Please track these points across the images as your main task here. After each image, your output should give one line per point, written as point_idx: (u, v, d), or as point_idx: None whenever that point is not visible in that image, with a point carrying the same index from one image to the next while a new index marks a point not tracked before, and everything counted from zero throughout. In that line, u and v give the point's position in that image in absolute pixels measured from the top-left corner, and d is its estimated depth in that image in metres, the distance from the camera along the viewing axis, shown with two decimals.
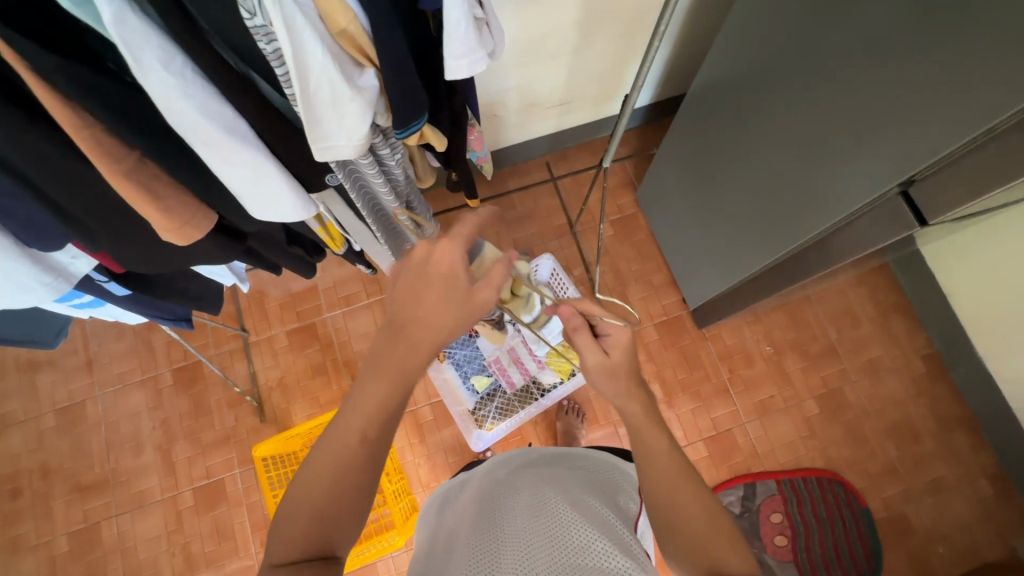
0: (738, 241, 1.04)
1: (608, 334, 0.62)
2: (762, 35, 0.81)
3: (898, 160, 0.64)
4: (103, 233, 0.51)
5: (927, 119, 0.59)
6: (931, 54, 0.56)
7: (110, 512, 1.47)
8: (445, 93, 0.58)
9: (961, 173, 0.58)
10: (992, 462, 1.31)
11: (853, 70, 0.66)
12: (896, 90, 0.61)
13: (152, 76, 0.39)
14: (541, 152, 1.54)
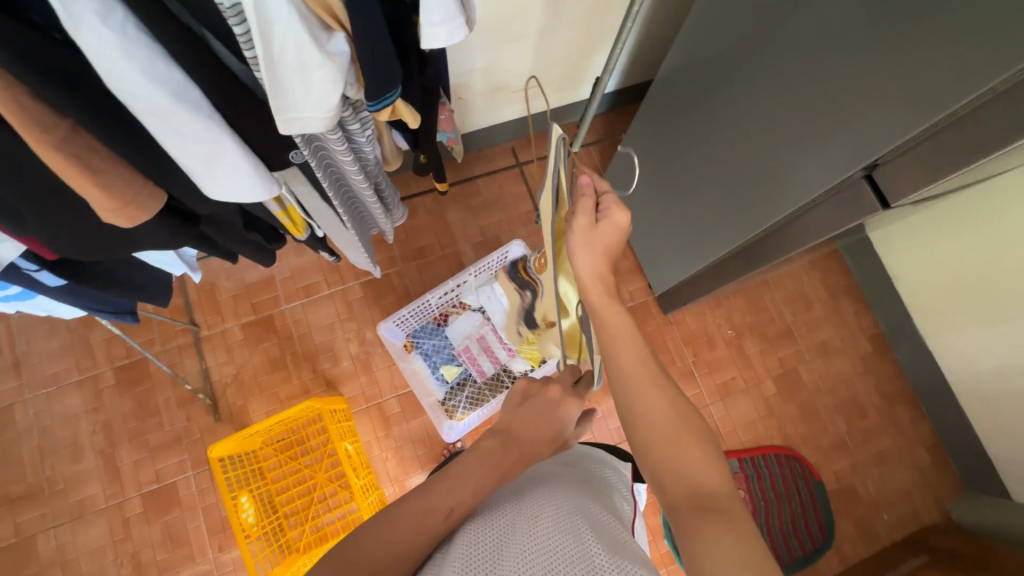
0: (703, 226, 1.06)
1: (607, 210, 0.59)
2: (728, 18, 0.81)
3: (860, 147, 0.64)
4: (32, 215, 0.45)
5: (884, 106, 0.59)
6: (888, 38, 0.57)
7: (46, 524, 1.36)
8: (418, 66, 0.55)
9: (921, 157, 0.59)
10: (930, 433, 1.40)
11: (816, 56, 0.66)
12: (854, 76, 0.62)
13: (86, 30, 0.34)
14: (506, 137, 1.51)
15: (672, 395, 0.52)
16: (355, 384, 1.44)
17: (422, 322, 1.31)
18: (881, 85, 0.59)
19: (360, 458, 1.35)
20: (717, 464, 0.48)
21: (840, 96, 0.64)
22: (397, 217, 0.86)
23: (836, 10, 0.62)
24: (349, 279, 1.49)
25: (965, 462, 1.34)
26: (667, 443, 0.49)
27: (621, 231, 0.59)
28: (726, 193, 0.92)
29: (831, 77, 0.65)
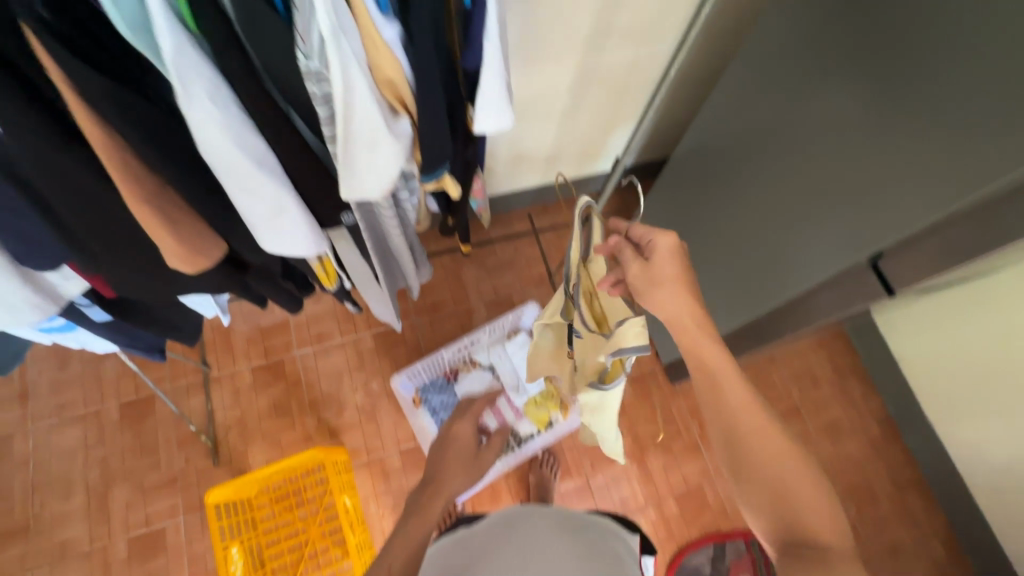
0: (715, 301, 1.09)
1: (649, 242, 0.64)
2: (741, 114, 0.89)
3: (866, 237, 0.68)
4: (104, 256, 0.49)
5: (886, 203, 0.64)
6: (888, 143, 0.63)
7: (26, 565, 1.31)
8: (464, 144, 0.60)
9: (926, 251, 0.63)
10: (942, 525, 1.36)
11: (822, 153, 0.73)
12: (859, 174, 0.67)
13: (197, 106, 0.39)
14: (524, 203, 1.59)
15: (787, 438, 0.56)
16: (358, 436, 1.43)
17: (432, 376, 1.32)
18: (883, 184, 0.64)
19: (357, 515, 1.32)
20: (827, 501, 0.53)
21: (847, 191, 0.69)
22: (423, 275, 0.90)
23: (842, 114, 0.69)
24: (362, 329, 1.52)
25: (981, 560, 1.29)
26: (772, 489, 0.54)
27: (672, 252, 0.63)
28: (735, 271, 0.97)
29: (836, 173, 0.71)
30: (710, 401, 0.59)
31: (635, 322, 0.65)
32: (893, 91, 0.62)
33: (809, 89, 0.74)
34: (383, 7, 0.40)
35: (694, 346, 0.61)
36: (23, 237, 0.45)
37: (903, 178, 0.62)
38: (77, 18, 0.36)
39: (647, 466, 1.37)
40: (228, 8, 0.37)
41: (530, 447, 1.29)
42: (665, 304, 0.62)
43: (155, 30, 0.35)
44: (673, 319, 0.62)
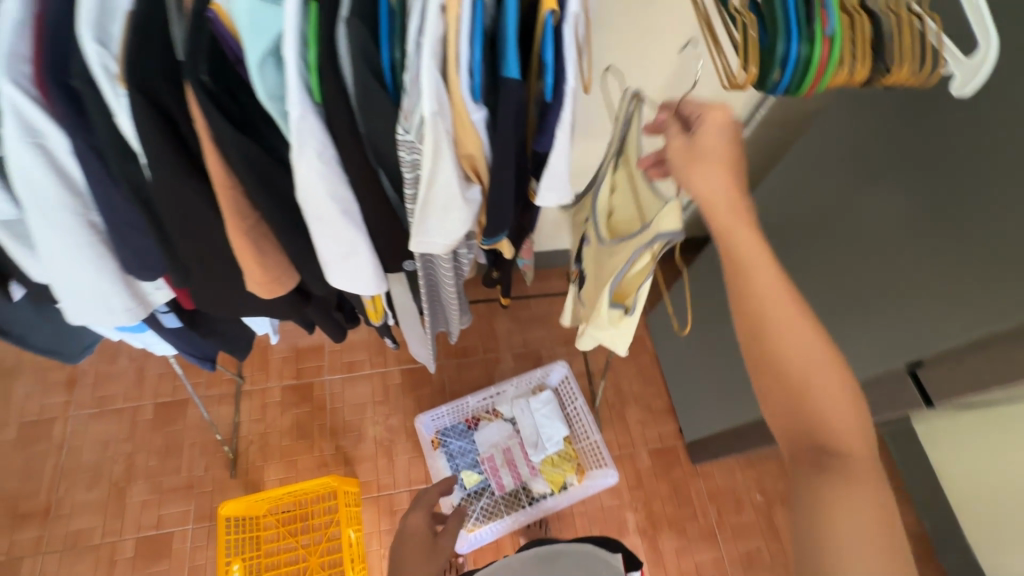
0: (746, 384, 1.10)
1: (696, 114, 0.56)
2: (785, 207, 0.92)
3: (900, 345, 0.68)
4: (196, 275, 0.55)
5: (926, 314, 0.65)
6: (931, 257, 0.64)
7: (38, 549, 1.35)
8: (522, 211, 0.64)
9: (965, 369, 0.61)
10: None
11: (862, 257, 0.74)
12: (899, 282, 0.68)
13: (306, 161, 0.45)
14: (564, 262, 1.64)
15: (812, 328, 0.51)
16: (372, 469, 1.45)
17: (455, 421, 1.33)
18: (923, 296, 0.65)
19: (359, 550, 1.32)
20: (853, 398, 0.50)
21: (886, 299, 0.70)
22: (463, 321, 0.94)
23: (886, 222, 0.70)
24: (392, 363, 1.56)
25: None
26: (795, 389, 0.50)
27: (721, 129, 0.54)
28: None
29: (876, 277, 0.72)
30: (735, 290, 0.53)
31: (671, 203, 0.61)
32: (939, 209, 0.64)
33: (854, 194, 0.76)
34: (476, 96, 0.45)
35: (729, 231, 0.53)
36: (136, 249, 0.52)
37: (945, 295, 0.62)
38: (228, 85, 0.44)
39: (658, 547, 1.34)
40: (347, 87, 0.44)
41: (545, 507, 1.25)
42: (703, 181, 0.54)
43: (287, 98, 0.42)
44: (707, 198, 0.54)
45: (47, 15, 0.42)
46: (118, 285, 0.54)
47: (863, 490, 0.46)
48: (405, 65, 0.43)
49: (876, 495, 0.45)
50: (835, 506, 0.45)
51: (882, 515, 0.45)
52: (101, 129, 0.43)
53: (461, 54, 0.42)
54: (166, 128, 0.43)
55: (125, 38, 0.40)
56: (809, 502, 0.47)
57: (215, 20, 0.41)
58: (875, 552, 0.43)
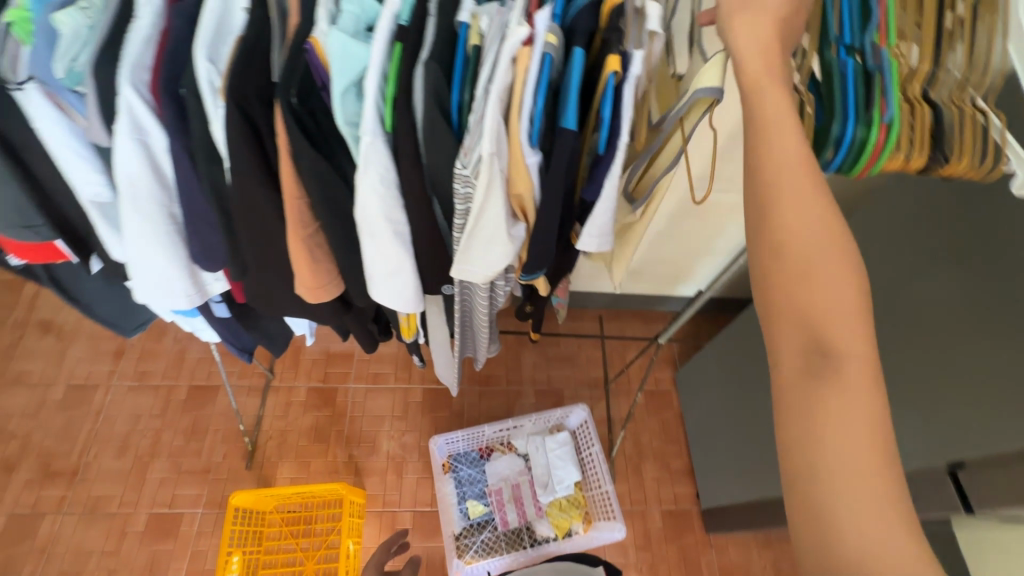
0: (771, 457, 1.06)
1: None
2: None
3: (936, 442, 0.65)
4: (252, 272, 0.59)
5: (969, 415, 0.61)
6: (980, 355, 0.61)
7: (59, 508, 1.41)
8: (563, 252, 0.66)
9: (1007, 473, 0.55)
10: None
11: (903, 343, 0.72)
12: (942, 376, 0.65)
13: (368, 183, 0.49)
14: (598, 305, 1.64)
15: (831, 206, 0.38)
16: (379, 483, 1.45)
17: (469, 448, 1.33)
18: (966, 394, 0.62)
19: (354, 563, 1.31)
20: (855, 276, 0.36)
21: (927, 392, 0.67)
22: (490, 351, 0.95)
23: (934, 311, 0.68)
24: (415, 381, 1.58)
25: None
26: (792, 268, 0.37)
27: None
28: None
29: (918, 368, 0.68)
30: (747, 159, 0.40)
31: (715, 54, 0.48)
32: (991, 306, 0.61)
33: (903, 279, 0.74)
34: (534, 141, 0.48)
35: (756, 86, 0.41)
36: (205, 242, 0.57)
37: (991, 399, 0.59)
38: (312, 107, 0.48)
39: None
40: (417, 121, 0.47)
41: (547, 551, 1.22)
42: (745, 25, 0.42)
43: (362, 126, 0.47)
44: (746, 47, 0.42)
45: (172, 31, 0.48)
46: (183, 272, 0.59)
47: (859, 403, 0.34)
48: (472, 106, 0.47)
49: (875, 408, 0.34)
50: (827, 429, 0.34)
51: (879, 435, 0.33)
52: (197, 133, 0.48)
53: (525, 103, 0.45)
54: (253, 140, 0.47)
55: (233, 60, 0.45)
56: (790, 421, 0.36)
57: (311, 51, 0.46)
58: (870, 485, 0.32)
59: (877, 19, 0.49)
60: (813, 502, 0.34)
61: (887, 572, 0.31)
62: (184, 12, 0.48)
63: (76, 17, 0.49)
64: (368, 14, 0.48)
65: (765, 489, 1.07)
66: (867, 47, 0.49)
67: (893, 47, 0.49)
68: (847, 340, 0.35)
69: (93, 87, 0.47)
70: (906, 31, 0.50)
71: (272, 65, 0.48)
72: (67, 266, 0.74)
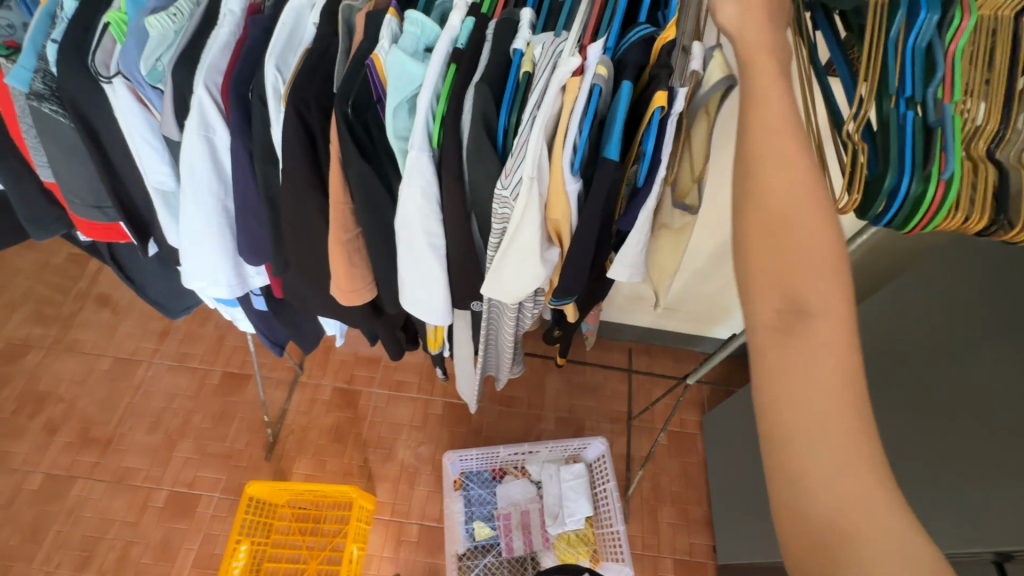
0: None
1: None
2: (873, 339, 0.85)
3: (979, 527, 0.59)
4: (292, 270, 0.62)
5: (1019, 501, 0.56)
6: None
7: (90, 474, 1.48)
8: (596, 279, 0.65)
9: None
10: None
11: (947, 413, 0.67)
12: (989, 455, 0.61)
13: (411, 196, 0.51)
14: (628, 338, 1.61)
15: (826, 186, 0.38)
16: (390, 491, 1.45)
17: (482, 467, 1.31)
18: (1016, 479, 0.57)
19: (356, 568, 1.31)
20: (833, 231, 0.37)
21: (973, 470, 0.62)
22: (514, 372, 0.95)
23: (987, 384, 0.63)
24: (437, 393, 1.59)
25: None
26: (770, 226, 0.37)
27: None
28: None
29: (964, 443, 0.64)
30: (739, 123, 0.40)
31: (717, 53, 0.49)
32: None
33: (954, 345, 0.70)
34: (576, 169, 0.48)
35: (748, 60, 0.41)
36: (252, 237, 0.60)
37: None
38: (365, 119, 0.51)
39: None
40: (463, 141, 0.49)
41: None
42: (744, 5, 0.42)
43: (411, 142, 0.48)
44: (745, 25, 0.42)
45: (247, 40, 0.51)
46: (229, 264, 0.62)
47: (829, 355, 0.34)
48: (517, 131, 0.48)
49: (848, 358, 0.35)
50: (797, 381, 0.34)
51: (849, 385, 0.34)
52: (258, 135, 0.51)
53: (570, 133, 0.46)
54: (307, 146, 0.50)
55: (297, 71, 0.48)
56: (760, 377, 0.36)
57: (371, 67, 0.48)
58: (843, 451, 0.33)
59: (942, 74, 0.47)
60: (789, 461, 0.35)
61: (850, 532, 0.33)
62: (260, 23, 0.52)
63: (165, 22, 0.53)
64: (427, 36, 0.50)
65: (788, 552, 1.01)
66: (929, 102, 0.47)
67: (957, 104, 0.48)
68: (823, 295, 0.35)
69: (170, 86, 0.51)
70: (974, 87, 0.48)
71: (334, 77, 0.50)
72: (127, 247, 0.79)
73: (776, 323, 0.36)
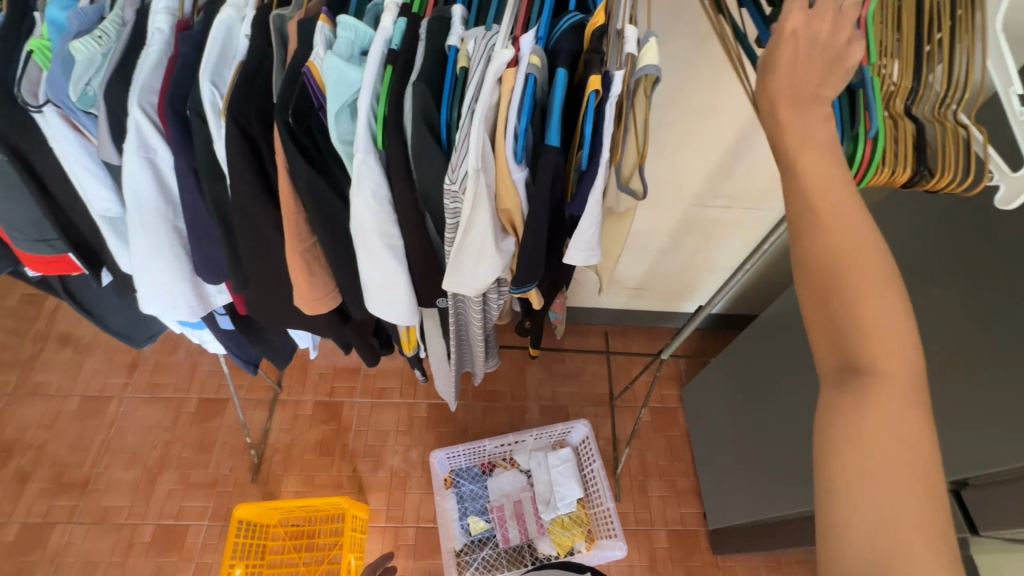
0: (774, 479, 1.06)
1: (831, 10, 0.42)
2: None
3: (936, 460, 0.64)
4: (252, 286, 0.62)
5: (969, 430, 0.61)
6: (977, 371, 0.61)
7: (70, 517, 1.44)
8: (554, 265, 0.67)
9: None
10: None
11: None
12: (938, 393, 0.65)
13: (362, 198, 0.51)
14: (603, 322, 1.64)
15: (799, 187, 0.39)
16: (383, 498, 1.45)
17: (471, 462, 1.32)
18: (964, 412, 0.62)
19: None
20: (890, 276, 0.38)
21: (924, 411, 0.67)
22: (490, 364, 0.96)
23: (934, 327, 0.67)
24: (420, 395, 1.59)
25: None
26: (814, 290, 0.39)
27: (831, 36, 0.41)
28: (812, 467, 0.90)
29: None
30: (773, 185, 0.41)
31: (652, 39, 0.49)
32: (991, 318, 0.61)
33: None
34: (519, 158, 0.49)
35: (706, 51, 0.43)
36: (206, 256, 0.59)
37: (991, 419, 0.59)
38: (308, 127, 0.51)
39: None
40: (407, 140, 0.49)
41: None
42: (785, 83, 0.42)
43: (355, 145, 0.49)
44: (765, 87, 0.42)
45: (179, 57, 0.51)
46: (187, 284, 0.61)
47: (895, 410, 0.36)
48: (459, 125, 0.49)
49: (909, 382, 0.37)
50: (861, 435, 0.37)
51: (913, 442, 0.36)
52: (200, 154, 0.51)
53: (510, 122, 0.47)
54: (253, 159, 0.50)
55: (233, 84, 0.48)
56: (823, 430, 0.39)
57: (308, 74, 0.48)
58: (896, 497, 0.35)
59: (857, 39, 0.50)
60: (833, 510, 0.37)
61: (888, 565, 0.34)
62: (192, 40, 0.51)
63: (91, 45, 0.51)
64: (362, 40, 0.50)
65: (772, 509, 1.06)
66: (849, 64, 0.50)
67: (875, 64, 0.51)
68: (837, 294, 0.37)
69: (104, 110, 0.50)
70: (887, 47, 0.51)
71: (272, 87, 0.51)
72: (80, 279, 0.77)
73: (835, 381, 0.39)
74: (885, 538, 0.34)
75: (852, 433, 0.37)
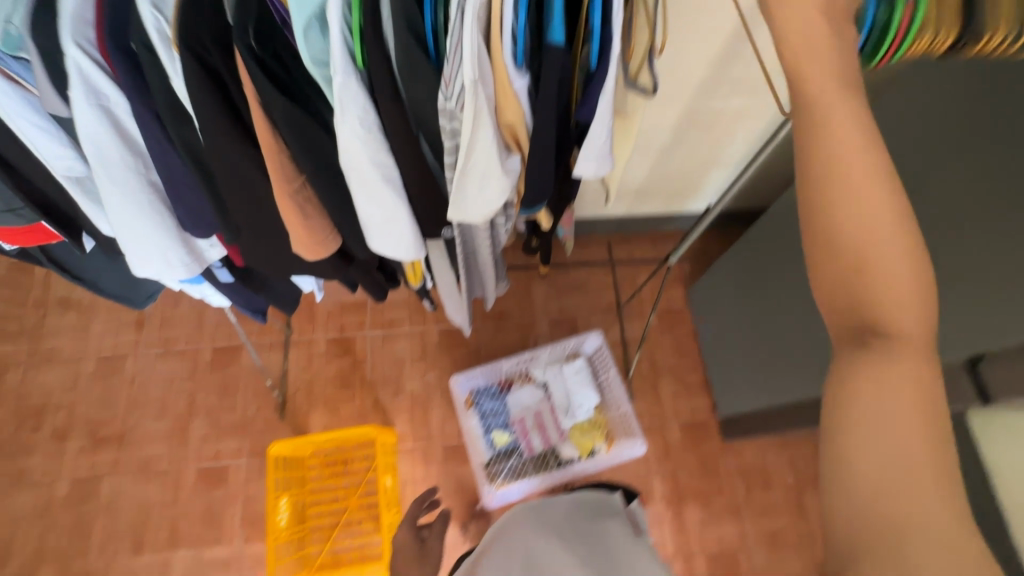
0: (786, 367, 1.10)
1: None
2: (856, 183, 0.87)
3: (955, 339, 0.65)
4: (246, 237, 0.58)
5: None
6: None
7: (115, 469, 1.51)
8: (563, 180, 0.63)
9: None
10: None
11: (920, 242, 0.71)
12: None
13: (349, 128, 0.46)
14: (605, 231, 1.60)
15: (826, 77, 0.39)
16: (408, 422, 1.52)
17: (488, 381, 1.35)
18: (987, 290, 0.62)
19: (393, 496, 1.41)
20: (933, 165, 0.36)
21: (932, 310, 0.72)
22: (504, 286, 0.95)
23: None
24: (430, 322, 1.61)
25: None
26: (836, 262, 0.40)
27: None
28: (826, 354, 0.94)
29: None
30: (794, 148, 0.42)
31: None
32: None
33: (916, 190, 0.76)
34: (519, 63, 0.44)
35: None
36: (187, 208, 0.54)
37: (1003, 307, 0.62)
38: (274, 48, 0.45)
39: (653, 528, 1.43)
40: (390, 52, 0.44)
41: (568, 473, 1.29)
42: None
43: (332, 64, 0.43)
44: None
45: None
46: (175, 242, 0.58)
47: (908, 376, 0.38)
48: (446, 29, 0.43)
49: None
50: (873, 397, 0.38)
51: (922, 400, 0.37)
52: (158, 95, 0.45)
53: (506, 18, 0.41)
54: (217, 92, 0.44)
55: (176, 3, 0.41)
56: (840, 395, 0.40)
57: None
58: (905, 452, 0.36)
59: None
60: (844, 465, 0.38)
61: (897, 510, 0.35)
62: None
63: None
64: None
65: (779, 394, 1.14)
66: None
67: None
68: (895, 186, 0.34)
69: (34, 53, 0.44)
70: None
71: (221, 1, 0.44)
72: (62, 246, 0.73)
73: (849, 346, 0.41)
74: (893, 490, 0.36)
75: (873, 388, 0.38)
